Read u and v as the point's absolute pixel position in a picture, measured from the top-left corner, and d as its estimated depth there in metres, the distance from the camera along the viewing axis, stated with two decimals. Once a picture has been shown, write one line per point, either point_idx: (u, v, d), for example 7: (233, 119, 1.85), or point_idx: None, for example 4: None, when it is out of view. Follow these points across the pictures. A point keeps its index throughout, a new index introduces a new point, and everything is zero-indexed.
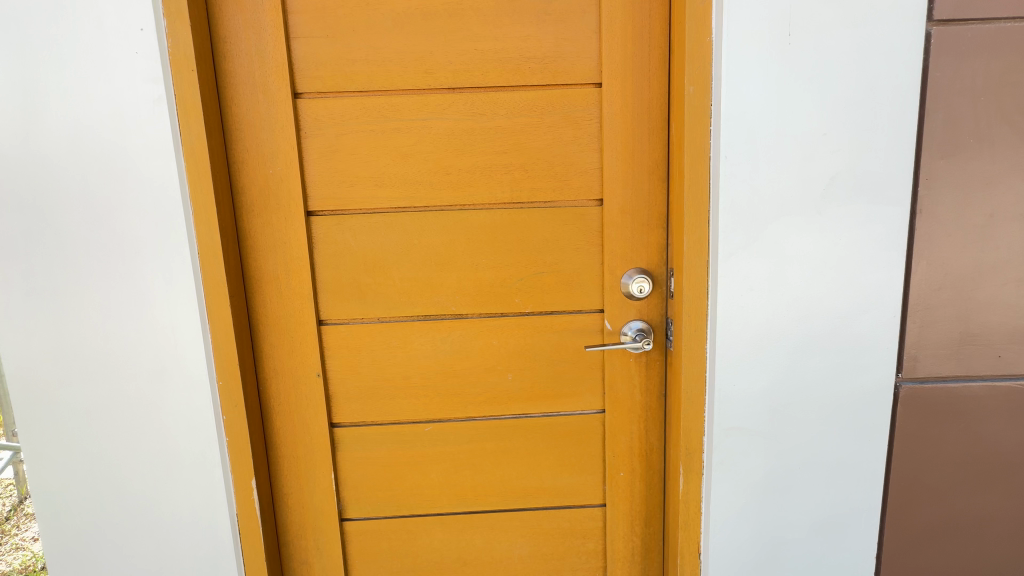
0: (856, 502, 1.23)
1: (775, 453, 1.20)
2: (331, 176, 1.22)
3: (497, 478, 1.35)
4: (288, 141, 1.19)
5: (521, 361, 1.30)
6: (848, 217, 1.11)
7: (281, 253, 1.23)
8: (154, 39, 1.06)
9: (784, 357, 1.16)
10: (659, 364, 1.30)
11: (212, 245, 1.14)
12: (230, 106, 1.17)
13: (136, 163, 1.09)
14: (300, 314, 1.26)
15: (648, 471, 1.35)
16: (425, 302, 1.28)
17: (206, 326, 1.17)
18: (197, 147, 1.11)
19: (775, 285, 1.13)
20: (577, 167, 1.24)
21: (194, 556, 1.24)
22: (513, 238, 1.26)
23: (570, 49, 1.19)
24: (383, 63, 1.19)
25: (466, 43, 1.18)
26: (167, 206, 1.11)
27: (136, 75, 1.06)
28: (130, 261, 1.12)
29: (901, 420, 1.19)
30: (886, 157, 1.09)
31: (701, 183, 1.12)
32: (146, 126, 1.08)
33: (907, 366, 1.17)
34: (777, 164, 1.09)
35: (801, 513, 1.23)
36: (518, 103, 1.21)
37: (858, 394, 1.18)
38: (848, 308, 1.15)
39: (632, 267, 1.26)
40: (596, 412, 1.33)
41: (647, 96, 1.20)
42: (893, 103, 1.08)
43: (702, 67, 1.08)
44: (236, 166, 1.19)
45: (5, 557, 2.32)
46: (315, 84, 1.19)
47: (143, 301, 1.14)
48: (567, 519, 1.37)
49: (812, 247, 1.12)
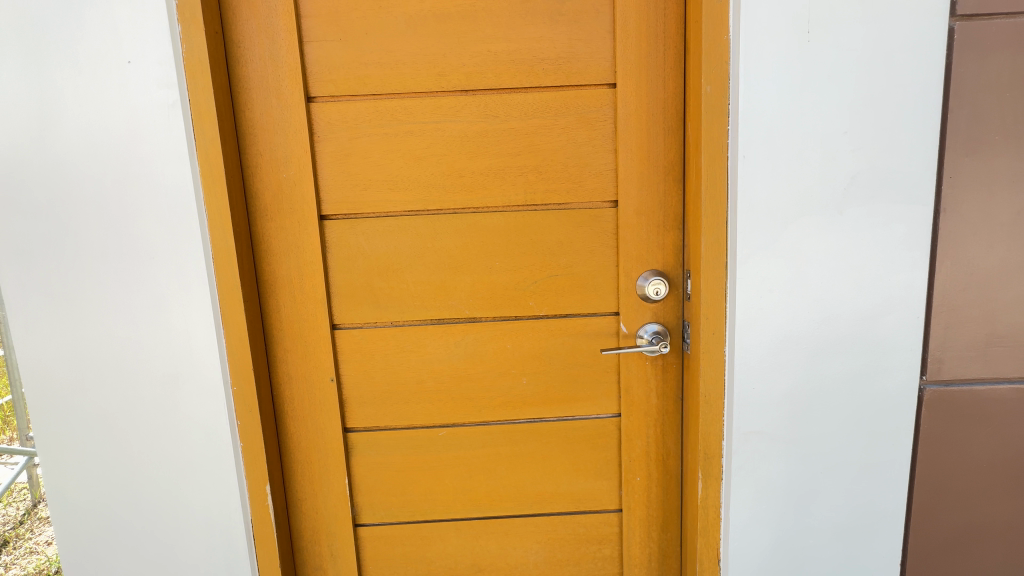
0: (880, 507, 1.20)
1: (796, 458, 1.18)
2: (343, 179, 1.22)
3: (511, 483, 1.34)
4: (301, 144, 1.19)
5: (536, 364, 1.29)
6: (870, 217, 1.09)
7: (294, 257, 1.23)
8: (169, 44, 1.06)
9: (805, 359, 1.14)
10: (675, 367, 1.28)
11: (227, 249, 1.13)
12: (244, 111, 1.17)
13: (151, 167, 1.09)
14: (314, 318, 1.25)
15: (665, 475, 1.33)
16: (439, 305, 1.27)
17: (221, 330, 1.16)
18: (211, 151, 1.11)
19: (795, 286, 1.11)
20: (592, 167, 1.22)
21: (209, 561, 1.23)
22: (527, 241, 1.25)
23: (583, 50, 1.18)
24: (395, 67, 1.18)
25: (479, 44, 1.18)
26: (181, 210, 1.11)
27: (149, 80, 1.06)
28: (145, 265, 1.12)
29: (926, 423, 1.16)
30: (909, 155, 1.07)
31: (718, 183, 1.10)
32: (160, 130, 1.08)
33: (931, 369, 1.15)
34: (796, 163, 1.07)
35: (822, 518, 1.20)
36: (531, 104, 1.20)
37: (880, 397, 1.16)
38: (870, 310, 1.12)
39: (648, 269, 1.25)
40: (612, 416, 1.31)
41: (661, 96, 1.19)
42: (916, 99, 1.05)
43: (719, 66, 1.07)
44: (250, 171, 1.19)
45: (20, 561, 2.33)
46: (328, 87, 1.18)
47: (158, 305, 1.14)
48: (583, 525, 1.36)
49: (834, 248, 1.10)
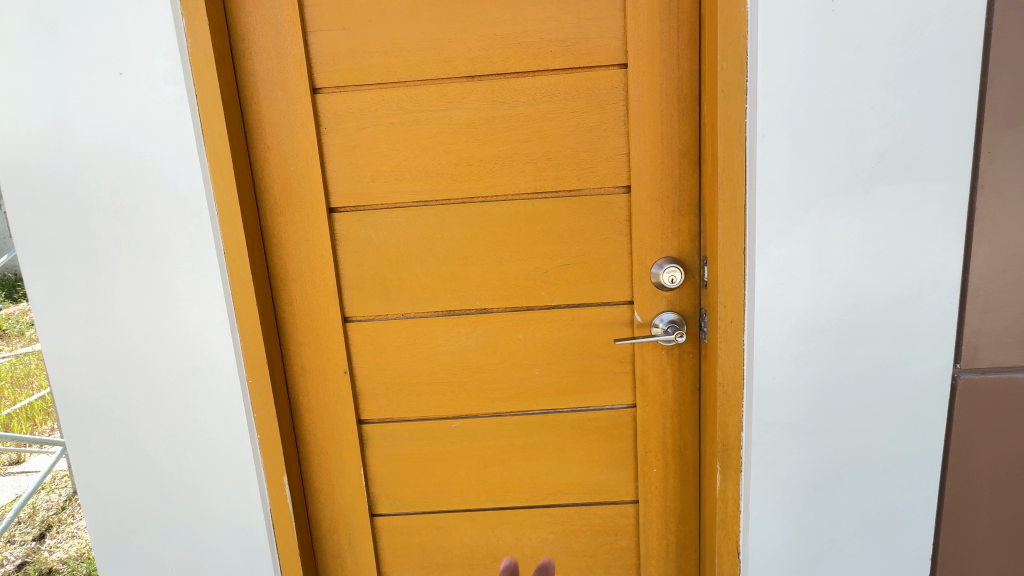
0: (909, 499, 1.16)
1: (819, 449, 1.14)
2: (351, 172, 1.21)
3: (526, 474, 1.33)
4: (308, 137, 1.18)
5: (549, 355, 1.27)
6: (898, 197, 1.03)
7: (305, 251, 1.23)
8: (174, 40, 1.06)
9: (828, 347, 1.09)
10: (692, 357, 1.25)
11: (238, 244, 1.14)
12: (251, 105, 1.17)
13: (162, 165, 1.10)
14: (325, 312, 1.26)
15: (683, 467, 1.30)
16: (450, 297, 1.26)
17: (235, 325, 1.18)
18: (219, 146, 1.10)
19: (818, 271, 1.06)
20: (602, 152, 1.18)
21: (232, 549, 1.27)
22: (538, 229, 1.22)
23: (593, 30, 1.14)
24: (400, 54, 1.16)
25: (484, 28, 1.14)
26: (192, 207, 1.11)
27: (157, 78, 1.07)
28: (162, 262, 1.14)
29: (959, 413, 1.10)
30: (944, 130, 1.00)
31: (736, 164, 1.05)
32: (169, 127, 1.08)
33: (965, 356, 1.08)
34: (819, 142, 1.01)
35: (847, 511, 1.16)
36: (539, 88, 1.16)
37: (910, 386, 1.11)
38: (898, 294, 1.07)
39: (663, 257, 1.21)
40: (627, 407, 1.29)
41: (675, 76, 1.14)
42: (950, 69, 0.98)
43: (737, 40, 1.02)
44: (258, 165, 1.19)
45: (62, 545, 2.45)
46: (333, 78, 1.17)
47: (175, 301, 1.16)
48: (599, 516, 1.34)
49: (860, 230, 1.05)
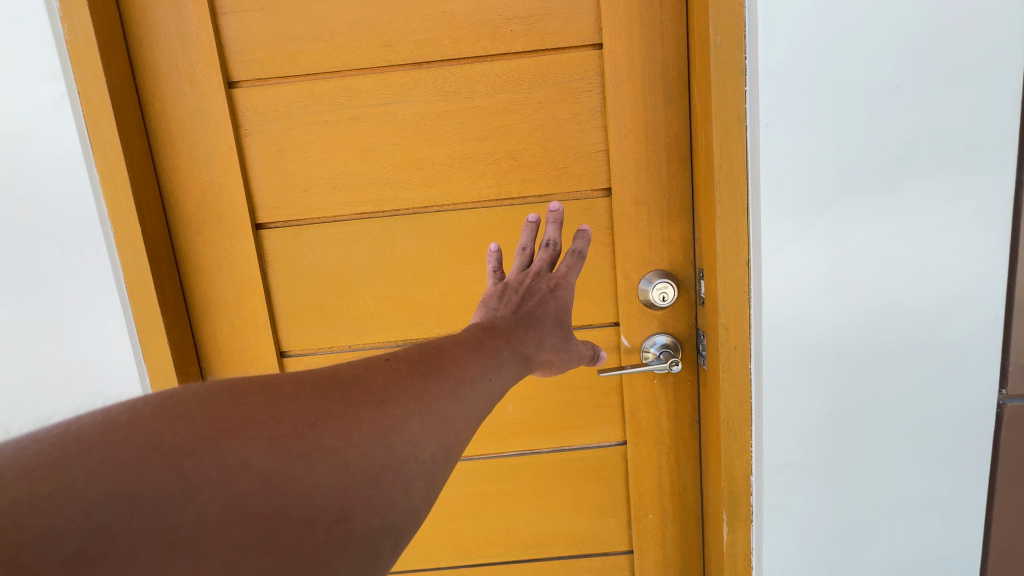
0: (948, 548, 0.98)
1: (842, 494, 0.96)
2: (280, 180, 1.01)
3: (502, 526, 1.14)
4: (224, 140, 0.98)
5: (523, 388, 1.09)
6: (930, 193, 0.86)
7: (228, 276, 1.03)
8: (47, 25, 0.86)
9: (850, 374, 0.92)
10: (689, 386, 1.07)
11: (141, 271, 0.95)
12: (153, 104, 0.97)
13: (41, 179, 0.90)
14: (257, 346, 1.06)
15: (682, 512, 1.12)
16: (404, 324, 1.07)
17: (144, 370, 0.98)
18: (110, 154, 0.91)
19: (835, 285, 0.89)
20: (576, 150, 1.00)
21: None
22: (504, 242, 1.03)
23: (559, 4, 0.96)
24: (331, 38, 0.97)
25: (430, 5, 0.96)
26: (81, 229, 0.92)
27: (29, 72, 0.87)
28: (46, 298, 0.93)
29: (1007, 447, 0.93)
30: (983, 113, 0.83)
31: (736, 159, 0.87)
32: (46, 133, 0.89)
33: (1013, 380, 0.91)
34: (833, 130, 0.84)
35: (876, 563, 0.99)
36: (499, 75, 0.98)
37: (947, 417, 0.93)
38: (932, 310, 0.90)
39: (652, 271, 1.02)
40: (616, 445, 1.11)
41: (659, 56, 0.96)
42: (991, 37, 0.81)
43: (732, 9, 0.84)
44: (166, 175, 1.00)
45: None
46: (252, 69, 0.98)
47: (65, 344, 0.95)
48: (588, 570, 1.16)
49: (885, 235, 0.87)
